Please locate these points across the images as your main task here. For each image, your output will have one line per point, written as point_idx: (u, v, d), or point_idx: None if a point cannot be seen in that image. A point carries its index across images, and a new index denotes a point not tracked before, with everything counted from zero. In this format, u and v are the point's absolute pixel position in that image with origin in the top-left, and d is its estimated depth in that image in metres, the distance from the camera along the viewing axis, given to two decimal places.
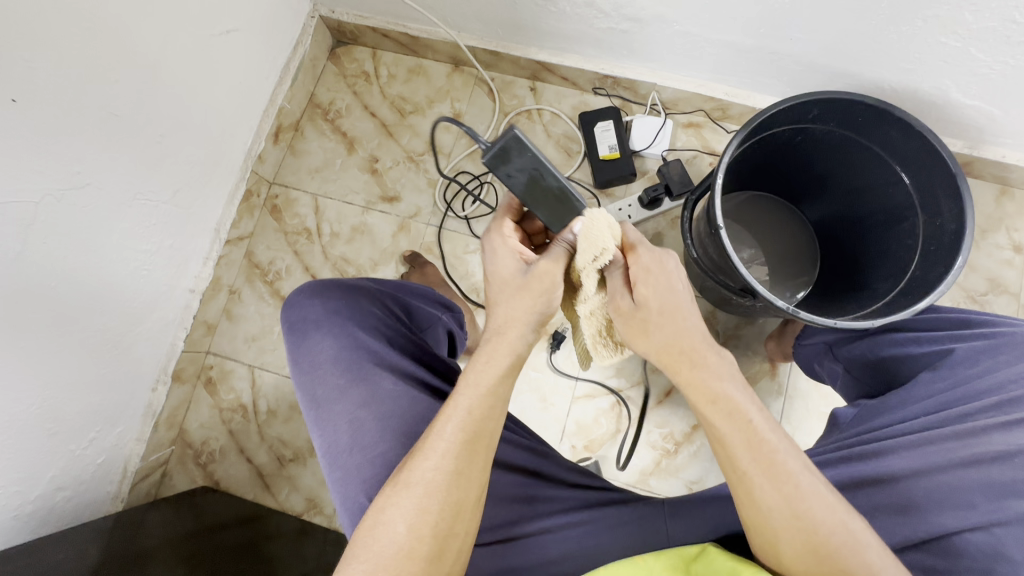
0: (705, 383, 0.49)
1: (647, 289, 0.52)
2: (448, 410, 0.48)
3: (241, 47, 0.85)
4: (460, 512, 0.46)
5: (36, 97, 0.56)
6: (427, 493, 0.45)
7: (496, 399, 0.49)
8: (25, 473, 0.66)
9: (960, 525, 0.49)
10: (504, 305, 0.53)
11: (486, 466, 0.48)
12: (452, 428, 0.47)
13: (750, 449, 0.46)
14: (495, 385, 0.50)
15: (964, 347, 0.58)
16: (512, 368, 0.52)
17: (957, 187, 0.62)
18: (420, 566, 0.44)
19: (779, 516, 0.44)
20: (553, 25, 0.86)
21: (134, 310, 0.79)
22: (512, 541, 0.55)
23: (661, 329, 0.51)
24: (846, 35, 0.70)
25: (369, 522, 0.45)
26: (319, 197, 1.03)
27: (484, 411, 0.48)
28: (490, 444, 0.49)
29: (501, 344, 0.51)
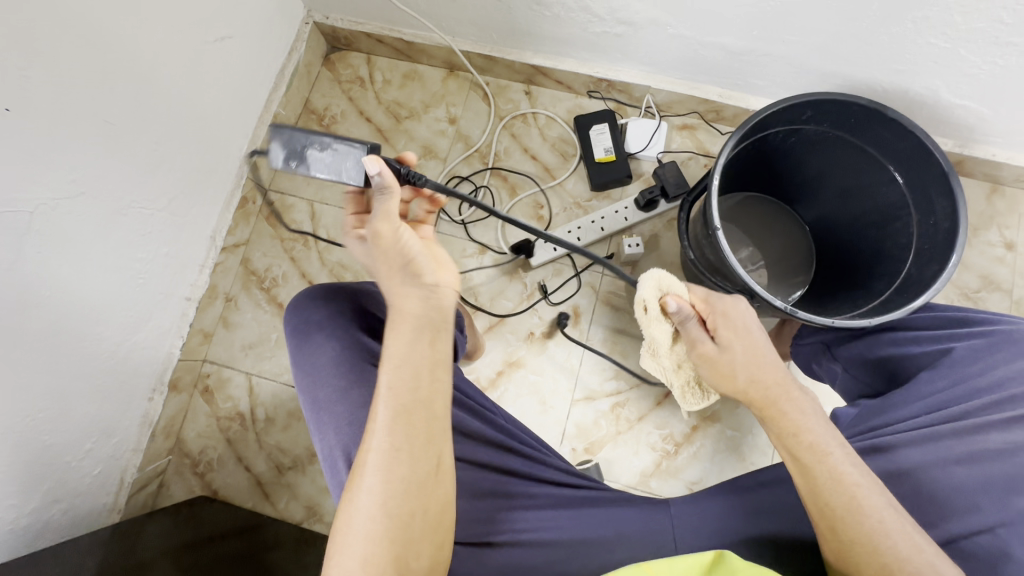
0: (786, 418, 0.52)
1: (728, 332, 0.57)
2: (375, 388, 0.47)
3: (235, 54, 0.84)
4: (411, 487, 0.44)
5: (29, 105, 0.56)
6: (371, 474, 0.44)
7: (419, 366, 0.47)
8: (21, 485, 0.65)
9: (970, 528, 0.50)
10: (382, 279, 0.51)
11: (428, 434, 0.46)
12: (383, 406, 0.46)
13: (839, 489, 0.47)
14: (411, 353, 0.48)
15: (964, 345, 0.59)
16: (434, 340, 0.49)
17: (949, 186, 0.63)
18: (386, 548, 0.43)
19: (868, 552, 0.45)
20: (547, 30, 0.87)
21: (130, 319, 0.78)
22: (494, 544, 0.55)
23: (734, 371, 0.55)
24: (838, 37, 0.71)
25: (338, 517, 0.45)
26: (315, 203, 1.03)
27: (406, 381, 0.47)
28: (431, 417, 0.47)
29: (401, 317, 0.49)
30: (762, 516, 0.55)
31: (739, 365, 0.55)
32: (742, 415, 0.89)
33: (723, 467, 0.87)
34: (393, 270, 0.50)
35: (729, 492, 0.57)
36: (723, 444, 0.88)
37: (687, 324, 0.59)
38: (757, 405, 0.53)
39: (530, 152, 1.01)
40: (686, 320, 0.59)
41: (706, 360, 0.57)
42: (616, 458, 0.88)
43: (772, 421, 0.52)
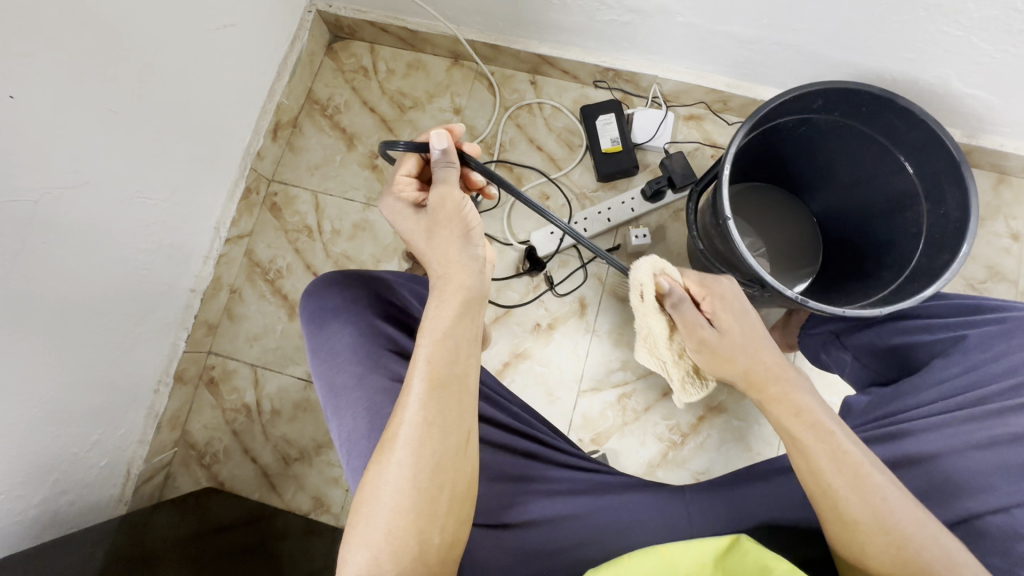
0: (787, 401, 0.52)
1: (724, 315, 0.59)
2: (414, 363, 0.48)
3: (238, 42, 0.83)
4: (443, 464, 0.45)
5: (33, 92, 0.55)
6: (404, 448, 0.45)
7: (456, 342, 0.49)
8: (29, 476, 0.65)
9: (986, 508, 0.50)
10: (437, 251, 0.54)
11: (460, 409, 0.47)
12: (418, 378, 0.47)
13: (839, 468, 0.47)
14: (454, 331, 0.50)
15: (976, 332, 0.59)
16: (465, 314, 0.51)
17: (960, 175, 0.62)
18: (411, 520, 0.43)
19: (868, 528, 0.45)
20: (554, 19, 0.86)
21: (135, 310, 0.78)
22: (507, 527, 0.54)
23: (728, 352, 0.57)
24: (849, 25, 0.70)
25: (362, 488, 0.45)
26: (320, 194, 1.02)
27: (445, 356, 0.48)
28: (464, 395, 0.48)
29: (451, 287, 0.52)
30: (776, 504, 0.55)
31: (736, 347, 0.57)
32: (748, 405, 0.89)
33: (729, 457, 0.87)
34: (449, 234, 0.54)
35: (742, 481, 0.57)
36: (730, 434, 0.88)
37: (682, 307, 0.61)
38: (756, 388, 0.55)
39: (535, 143, 1.01)
40: (680, 302, 0.61)
41: (703, 341, 0.60)
42: (623, 448, 0.88)
43: (772, 400, 0.53)
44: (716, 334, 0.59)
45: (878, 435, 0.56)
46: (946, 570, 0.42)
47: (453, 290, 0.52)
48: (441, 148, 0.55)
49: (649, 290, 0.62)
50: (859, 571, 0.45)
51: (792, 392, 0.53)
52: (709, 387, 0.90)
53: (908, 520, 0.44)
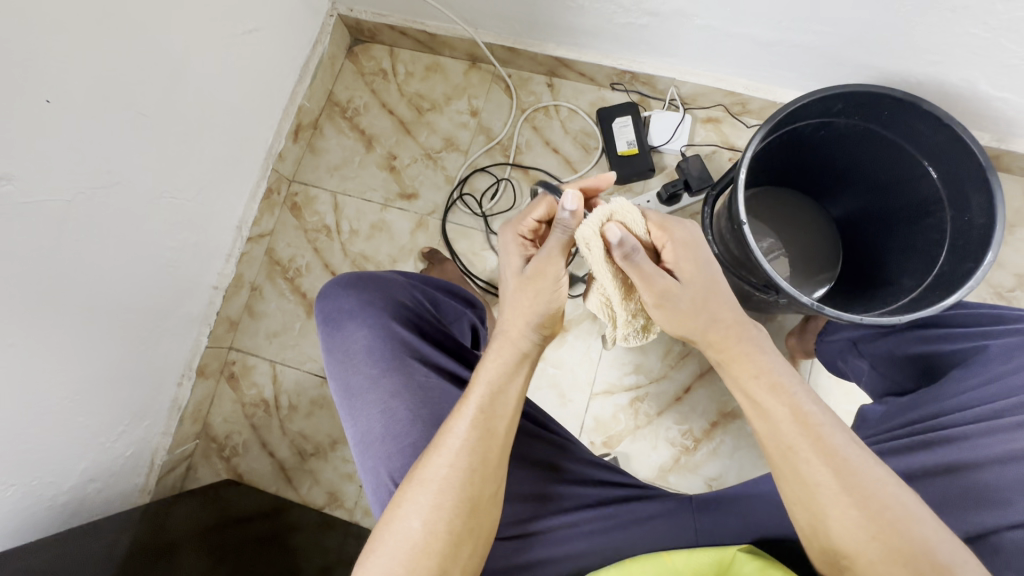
0: (747, 361, 0.51)
1: (686, 266, 0.53)
2: (462, 408, 0.50)
3: (262, 46, 0.85)
4: (474, 509, 0.46)
5: (66, 97, 0.57)
6: (441, 488, 0.46)
7: (507, 395, 0.51)
8: (59, 463, 0.68)
9: (1000, 523, 0.49)
10: (516, 309, 0.54)
11: (502, 460, 0.49)
12: (464, 424, 0.49)
13: (804, 433, 0.46)
14: (503, 385, 0.51)
15: (998, 343, 0.57)
16: (516, 370, 0.53)
17: (986, 180, 0.61)
18: (433, 560, 0.44)
19: (829, 494, 0.44)
20: (572, 21, 0.86)
21: (161, 306, 0.80)
22: (525, 539, 0.55)
23: (688, 309, 0.52)
24: (872, 27, 0.69)
25: (385, 518, 0.46)
26: (338, 195, 1.04)
27: (495, 407, 0.50)
28: (502, 447, 0.49)
29: (508, 345, 0.53)
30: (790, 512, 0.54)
31: (701, 301, 0.52)
32: None
33: (743, 464, 0.86)
34: (535, 304, 0.53)
35: (755, 488, 0.57)
36: (744, 441, 0.87)
37: (637, 259, 0.50)
38: (716, 347, 0.52)
39: (551, 145, 1.01)
40: (634, 254, 0.50)
41: (667, 297, 0.51)
42: (634, 452, 0.88)
43: (736, 364, 0.51)
44: (680, 293, 0.51)
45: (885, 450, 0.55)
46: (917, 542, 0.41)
47: (509, 347, 0.53)
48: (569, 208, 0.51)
49: (597, 245, 0.52)
50: (825, 542, 0.44)
51: (754, 353, 0.51)
52: (723, 393, 0.89)
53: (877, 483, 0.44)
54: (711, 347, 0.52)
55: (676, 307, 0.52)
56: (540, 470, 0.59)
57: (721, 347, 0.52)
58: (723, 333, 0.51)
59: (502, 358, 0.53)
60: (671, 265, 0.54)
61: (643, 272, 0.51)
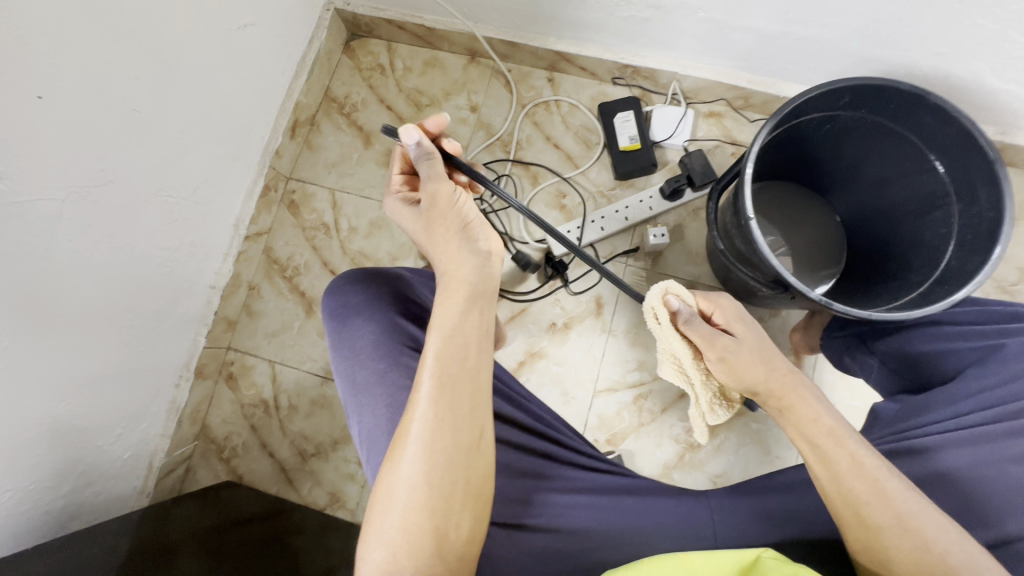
0: (804, 409, 0.52)
1: (738, 325, 0.59)
2: (424, 358, 0.48)
3: (258, 42, 0.84)
4: (456, 459, 0.45)
5: (58, 93, 0.55)
6: (416, 441, 0.45)
7: (464, 332, 0.51)
8: (56, 468, 0.67)
9: (1020, 524, 0.49)
10: (438, 243, 0.56)
11: (471, 404, 0.48)
12: (428, 375, 0.47)
13: (861, 474, 0.46)
14: (460, 325, 0.51)
15: (1016, 341, 0.57)
16: (471, 314, 0.52)
17: (994, 174, 0.60)
18: (427, 519, 0.44)
19: (891, 533, 0.44)
20: (573, 15, 0.85)
21: (158, 306, 0.79)
22: (524, 526, 0.54)
23: (746, 361, 0.56)
24: (878, 19, 0.68)
25: (379, 482, 0.46)
26: (337, 192, 1.03)
27: (453, 349, 0.49)
28: (470, 383, 0.48)
29: (456, 284, 0.53)
30: (800, 510, 0.54)
31: (756, 353, 0.56)
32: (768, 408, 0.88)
33: (748, 460, 0.86)
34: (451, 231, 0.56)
35: (764, 487, 0.56)
36: (748, 437, 0.87)
37: (693, 323, 0.59)
38: (775, 397, 0.54)
39: (552, 140, 1.00)
40: (690, 319, 0.60)
41: (725, 351, 0.57)
42: (639, 449, 0.87)
43: (791, 407, 0.53)
44: (736, 345, 0.57)
45: (896, 452, 0.56)
46: (972, 574, 0.42)
47: (456, 286, 0.53)
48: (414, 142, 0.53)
49: (663, 312, 0.62)
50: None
51: (806, 400, 0.53)
52: None
53: (933, 523, 0.44)
54: (771, 398, 0.55)
55: (734, 361, 0.57)
56: (535, 454, 0.60)
57: (777, 401, 0.54)
58: (780, 383, 0.54)
59: (456, 305, 0.52)
60: (724, 325, 0.61)
61: (703, 332, 0.59)
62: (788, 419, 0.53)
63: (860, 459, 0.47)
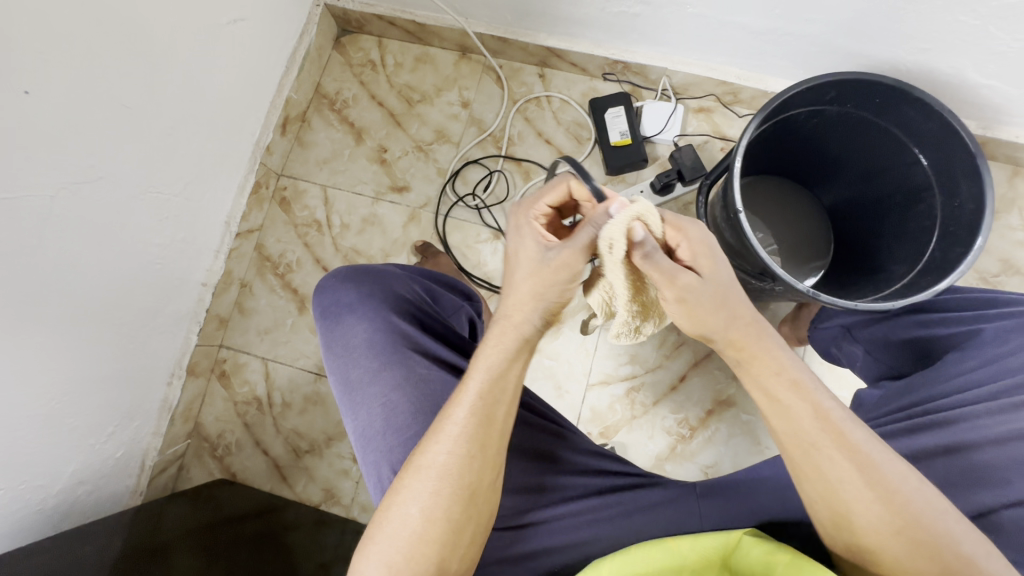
0: (767, 358, 0.49)
1: (704, 262, 0.48)
2: (460, 395, 0.48)
3: (248, 37, 0.83)
4: (471, 498, 0.46)
5: (47, 89, 0.55)
6: (439, 477, 0.45)
7: (508, 381, 0.49)
8: (47, 466, 0.66)
9: (1000, 502, 0.50)
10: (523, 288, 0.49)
11: (499, 448, 0.48)
12: (462, 414, 0.47)
13: (823, 425, 0.46)
14: (505, 372, 0.49)
15: (993, 326, 0.58)
16: (520, 357, 0.50)
17: (976, 167, 0.61)
18: (433, 547, 0.44)
19: (855, 489, 0.44)
20: (563, 11, 0.86)
21: (149, 303, 0.79)
22: (525, 527, 0.55)
23: (709, 307, 0.47)
24: (863, 15, 0.69)
25: (387, 501, 0.46)
26: (329, 188, 1.03)
27: (495, 395, 0.48)
28: (503, 430, 0.48)
29: (511, 329, 0.49)
30: (788, 497, 0.55)
31: (719, 295, 0.48)
32: None
33: (739, 451, 0.87)
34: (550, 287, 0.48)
35: (754, 475, 0.57)
36: (739, 428, 0.88)
37: (658, 258, 0.46)
38: (734, 346, 0.49)
39: (544, 136, 1.00)
40: (657, 255, 0.46)
41: (688, 293, 0.47)
42: (631, 441, 0.88)
43: (756, 361, 0.49)
44: (698, 285, 0.47)
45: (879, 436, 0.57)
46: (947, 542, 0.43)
47: (511, 330, 0.49)
48: (642, 236, 0.46)
49: (622, 246, 0.45)
50: (848, 535, 0.45)
51: (767, 350, 0.48)
52: (718, 381, 0.90)
53: (898, 477, 0.44)
54: (730, 347, 0.49)
55: (697, 305, 0.47)
56: (532, 453, 0.60)
57: (735, 352, 0.49)
58: (740, 331, 0.48)
59: (505, 345, 0.49)
60: (687, 261, 0.50)
61: (670, 270, 0.46)
62: (748, 369, 0.49)
63: (835, 425, 0.46)
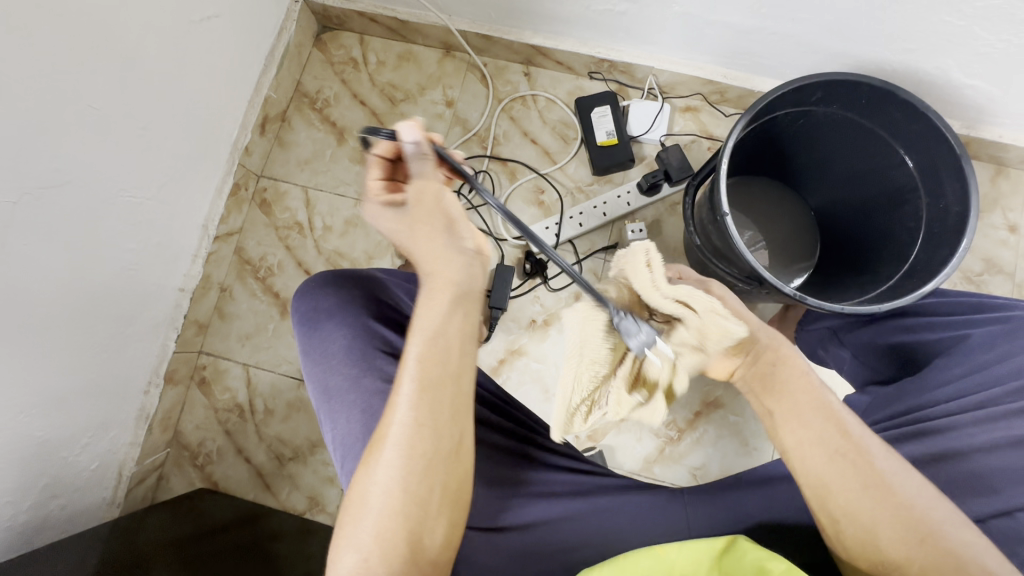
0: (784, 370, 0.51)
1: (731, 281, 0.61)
2: (403, 362, 0.46)
3: (223, 34, 0.81)
4: (431, 466, 0.44)
5: (8, 90, 0.52)
6: (395, 449, 0.43)
7: (450, 334, 0.47)
8: (17, 482, 0.64)
9: (989, 511, 0.51)
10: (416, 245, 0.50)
11: (454, 410, 0.46)
12: (409, 379, 0.45)
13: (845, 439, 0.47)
14: (444, 327, 0.47)
15: (980, 332, 0.59)
16: (457, 311, 0.48)
17: (961, 168, 0.61)
18: (400, 524, 0.42)
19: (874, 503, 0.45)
20: (548, 8, 0.84)
21: (124, 311, 0.76)
22: (502, 529, 0.53)
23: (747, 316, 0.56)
24: (849, 15, 0.68)
25: (350, 487, 0.45)
26: (310, 190, 1.01)
27: (437, 355, 0.46)
28: (455, 390, 0.46)
29: (442, 284, 0.48)
30: (774, 504, 0.55)
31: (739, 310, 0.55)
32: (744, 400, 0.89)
33: (726, 452, 0.87)
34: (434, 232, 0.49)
35: (740, 483, 0.57)
36: (726, 429, 0.88)
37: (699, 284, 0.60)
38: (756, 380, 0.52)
39: (529, 136, 0.99)
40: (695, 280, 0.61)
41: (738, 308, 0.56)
42: (619, 444, 0.88)
43: (778, 405, 0.50)
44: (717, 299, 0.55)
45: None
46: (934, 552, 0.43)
47: (443, 286, 0.48)
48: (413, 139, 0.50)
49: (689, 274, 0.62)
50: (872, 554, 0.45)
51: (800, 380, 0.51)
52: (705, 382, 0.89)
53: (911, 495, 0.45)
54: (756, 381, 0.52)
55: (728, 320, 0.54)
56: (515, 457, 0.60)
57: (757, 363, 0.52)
58: (769, 362, 0.52)
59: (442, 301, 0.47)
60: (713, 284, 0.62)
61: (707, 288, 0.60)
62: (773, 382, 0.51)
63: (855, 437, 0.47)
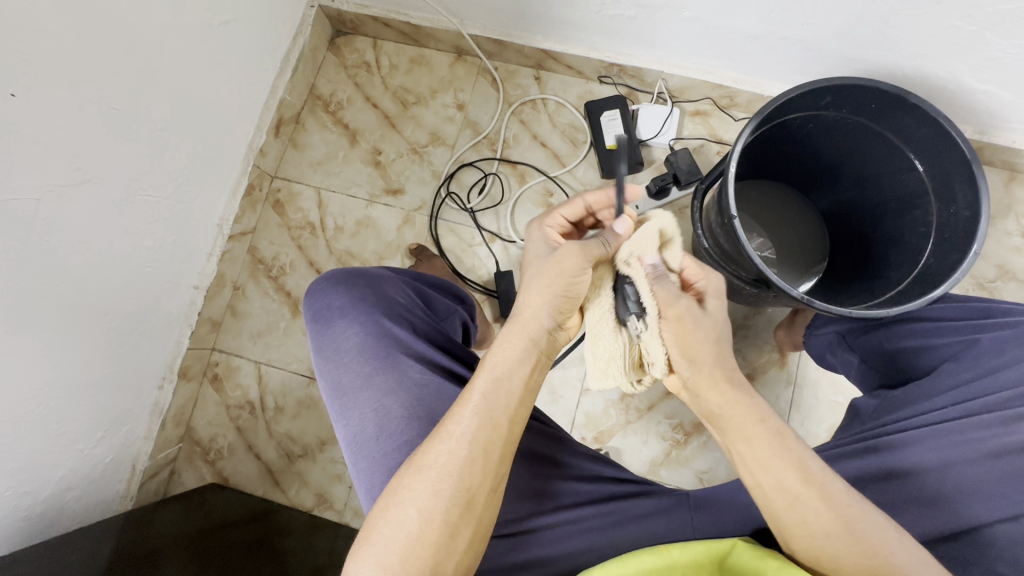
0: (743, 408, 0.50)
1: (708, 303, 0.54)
2: (466, 396, 0.49)
3: (240, 38, 0.83)
4: (473, 502, 0.46)
5: (32, 91, 0.54)
6: (438, 478, 0.45)
7: (514, 383, 0.50)
8: (34, 472, 0.65)
9: (996, 517, 0.51)
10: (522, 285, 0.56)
11: (503, 453, 0.48)
12: (468, 414, 0.48)
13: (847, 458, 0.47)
14: (510, 371, 0.51)
15: (989, 336, 0.58)
16: (528, 361, 0.52)
17: (972, 173, 0.61)
18: (428, 551, 0.44)
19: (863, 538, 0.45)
20: (558, 13, 0.85)
21: (140, 307, 0.78)
22: (516, 535, 0.54)
23: (704, 337, 0.51)
24: (860, 19, 0.69)
25: (383, 503, 0.46)
26: (322, 191, 1.02)
27: (499, 396, 0.49)
28: (508, 435, 0.48)
29: (518, 331, 0.53)
30: None
31: (716, 338, 0.52)
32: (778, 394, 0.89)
33: None
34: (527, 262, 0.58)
35: (747, 486, 0.56)
36: None
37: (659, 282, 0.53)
38: (705, 410, 0.53)
39: (539, 139, 1.00)
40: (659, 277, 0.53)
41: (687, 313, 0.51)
42: (626, 447, 0.88)
43: (731, 435, 0.50)
44: (704, 318, 0.52)
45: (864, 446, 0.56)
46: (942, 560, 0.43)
47: (519, 332, 0.53)
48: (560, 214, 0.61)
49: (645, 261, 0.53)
50: None
51: (747, 398, 0.50)
52: None
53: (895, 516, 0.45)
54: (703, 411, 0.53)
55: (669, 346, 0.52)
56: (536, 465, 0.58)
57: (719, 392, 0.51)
58: (712, 400, 0.51)
59: (514, 349, 0.52)
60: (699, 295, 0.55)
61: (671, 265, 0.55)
62: (733, 421, 0.50)
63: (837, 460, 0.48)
